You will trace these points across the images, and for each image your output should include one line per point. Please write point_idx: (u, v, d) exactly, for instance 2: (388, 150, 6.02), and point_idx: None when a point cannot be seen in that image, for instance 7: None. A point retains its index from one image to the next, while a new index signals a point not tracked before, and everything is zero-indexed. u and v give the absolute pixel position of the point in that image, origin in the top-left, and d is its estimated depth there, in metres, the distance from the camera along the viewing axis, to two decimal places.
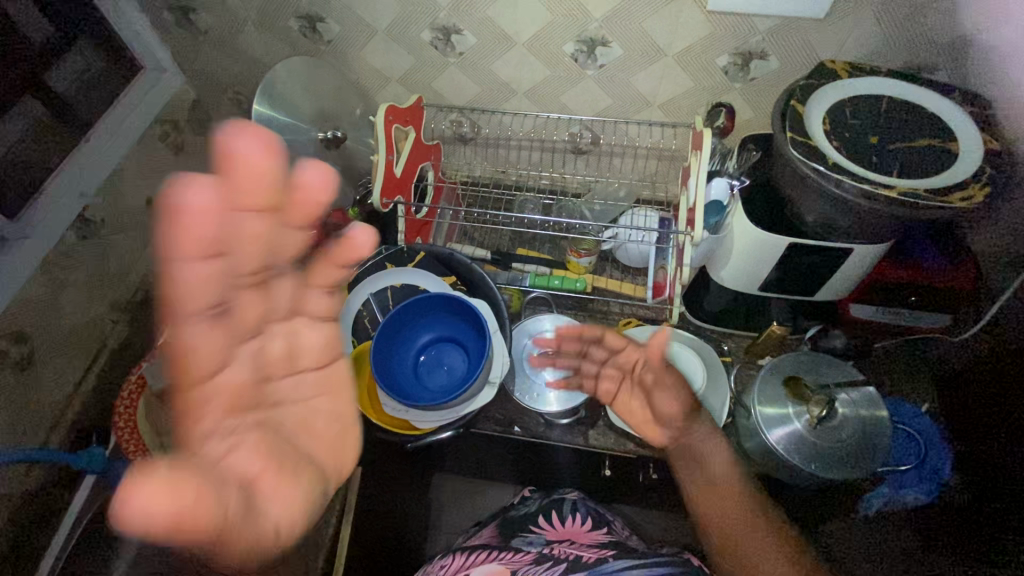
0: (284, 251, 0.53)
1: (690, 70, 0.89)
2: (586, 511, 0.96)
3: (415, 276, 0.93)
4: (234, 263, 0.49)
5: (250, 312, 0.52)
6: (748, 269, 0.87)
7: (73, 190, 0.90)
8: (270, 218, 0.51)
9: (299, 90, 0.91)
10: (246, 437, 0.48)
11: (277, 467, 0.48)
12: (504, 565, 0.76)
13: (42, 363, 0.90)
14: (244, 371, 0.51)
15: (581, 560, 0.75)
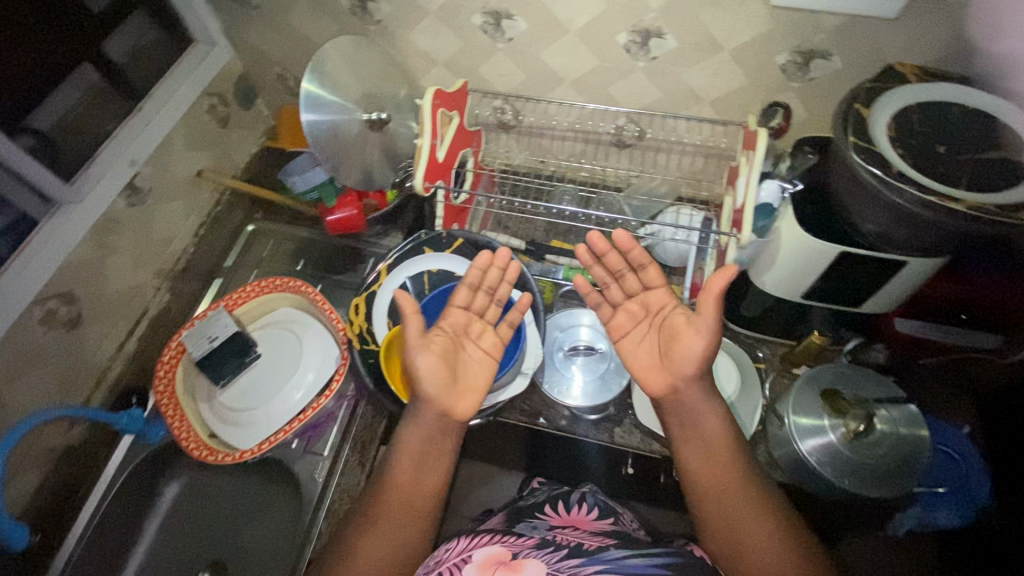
0: (488, 299, 0.78)
1: (746, 67, 0.86)
2: (595, 502, 0.94)
3: (450, 261, 0.93)
4: (467, 302, 0.77)
5: (456, 320, 0.75)
6: (792, 276, 0.84)
7: (122, 157, 0.93)
8: (490, 281, 0.79)
9: (348, 70, 0.92)
10: (426, 353, 0.68)
11: (441, 363, 0.68)
12: (507, 548, 0.68)
13: (89, 323, 0.92)
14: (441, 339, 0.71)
15: (583, 546, 0.69)
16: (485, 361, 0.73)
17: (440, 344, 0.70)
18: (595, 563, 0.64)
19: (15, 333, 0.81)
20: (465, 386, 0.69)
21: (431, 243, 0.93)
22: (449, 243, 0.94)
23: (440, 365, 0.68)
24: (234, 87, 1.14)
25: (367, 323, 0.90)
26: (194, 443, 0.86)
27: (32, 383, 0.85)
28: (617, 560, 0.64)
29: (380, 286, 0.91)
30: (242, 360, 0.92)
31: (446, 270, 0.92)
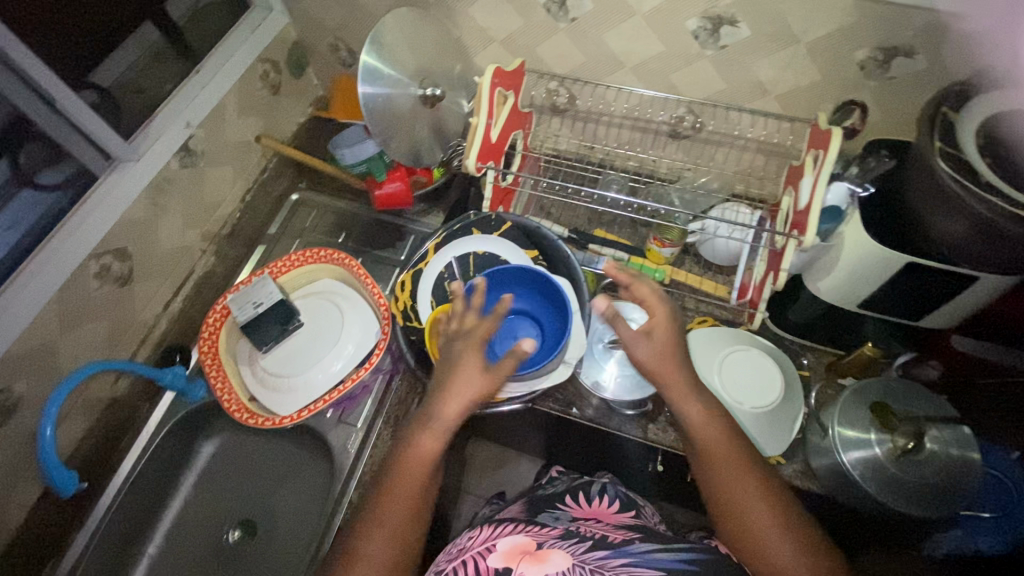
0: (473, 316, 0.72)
1: (822, 62, 0.81)
2: (614, 494, 0.94)
3: (497, 243, 0.92)
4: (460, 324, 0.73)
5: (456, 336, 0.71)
6: (851, 285, 0.81)
7: (179, 118, 0.93)
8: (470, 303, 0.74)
9: (404, 44, 0.91)
10: (446, 358, 0.69)
11: (444, 368, 0.68)
12: (532, 539, 0.69)
13: (139, 281, 0.94)
14: (450, 351, 0.70)
15: (608, 539, 0.69)
16: (475, 359, 0.67)
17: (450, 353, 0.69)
18: (620, 556, 0.64)
19: (71, 285, 0.82)
20: (460, 384, 0.65)
21: (480, 225, 0.93)
22: (497, 226, 0.93)
23: (443, 370, 0.68)
24: (288, 54, 1.14)
25: (410, 299, 0.91)
26: (235, 405, 0.89)
27: (84, 335, 0.87)
28: (642, 553, 0.64)
29: (427, 265, 0.91)
30: (284, 327, 0.93)
31: (492, 253, 0.92)
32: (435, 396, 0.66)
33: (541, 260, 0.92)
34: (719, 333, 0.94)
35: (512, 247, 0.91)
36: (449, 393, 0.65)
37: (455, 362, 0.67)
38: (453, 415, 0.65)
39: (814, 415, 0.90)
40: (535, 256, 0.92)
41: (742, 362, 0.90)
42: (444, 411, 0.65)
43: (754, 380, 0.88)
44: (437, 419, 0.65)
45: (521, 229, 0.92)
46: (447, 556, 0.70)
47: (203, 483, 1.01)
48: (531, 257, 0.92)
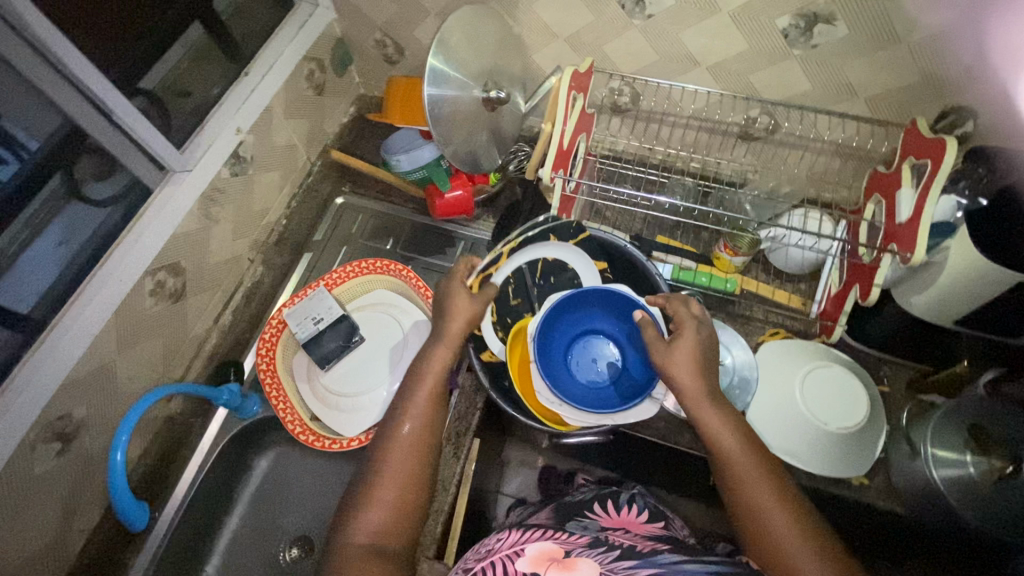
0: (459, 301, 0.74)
1: (922, 64, 0.76)
2: (644, 504, 0.85)
3: (571, 252, 0.89)
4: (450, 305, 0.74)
5: (444, 314, 0.73)
6: (953, 302, 0.76)
7: (230, 124, 0.88)
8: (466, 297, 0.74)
9: (467, 45, 0.86)
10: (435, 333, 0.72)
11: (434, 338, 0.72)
12: (560, 545, 0.60)
13: (192, 295, 0.90)
14: (442, 326, 0.73)
15: (636, 549, 0.60)
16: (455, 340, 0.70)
17: (441, 326, 0.73)
18: (646, 566, 0.54)
19: (128, 304, 0.79)
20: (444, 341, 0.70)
21: (556, 231, 0.90)
22: (571, 235, 0.90)
23: (434, 340, 0.72)
24: (332, 52, 1.08)
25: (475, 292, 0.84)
26: (299, 426, 0.84)
27: (140, 354, 0.83)
28: (671, 564, 0.54)
29: (497, 270, 0.87)
30: (346, 343, 0.90)
31: (563, 261, 0.90)
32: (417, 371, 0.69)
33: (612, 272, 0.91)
34: (796, 346, 0.91)
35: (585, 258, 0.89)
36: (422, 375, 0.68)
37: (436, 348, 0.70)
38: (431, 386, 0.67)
39: (900, 435, 0.87)
40: (604, 270, 0.91)
41: (824, 379, 0.86)
42: (418, 385, 0.67)
43: (840, 398, 0.85)
44: (445, 333, 0.71)
45: (596, 240, 0.90)
46: (475, 558, 0.63)
47: (257, 500, 0.97)
48: (601, 269, 0.91)
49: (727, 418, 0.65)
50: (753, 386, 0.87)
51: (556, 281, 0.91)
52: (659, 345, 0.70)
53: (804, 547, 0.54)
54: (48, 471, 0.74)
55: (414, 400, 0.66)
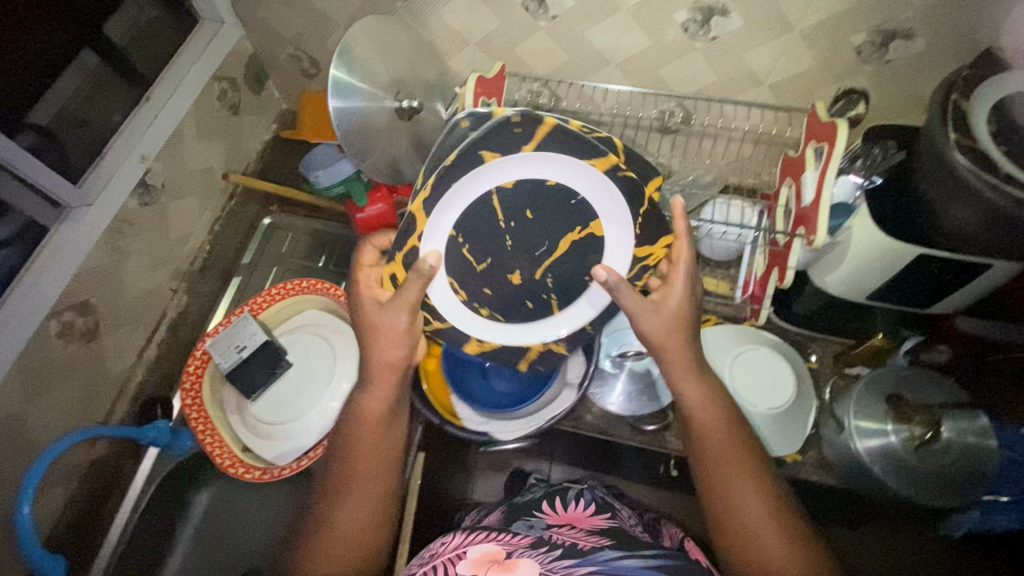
0: (394, 324, 0.64)
1: (816, 48, 0.78)
2: (591, 497, 0.82)
3: (553, 162, 0.64)
4: (387, 329, 0.64)
5: (378, 338, 0.64)
6: (861, 277, 0.79)
7: (132, 152, 0.85)
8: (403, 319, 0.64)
9: (374, 54, 0.84)
10: (370, 353, 0.65)
11: (368, 359, 0.65)
12: (501, 546, 0.61)
13: (107, 333, 0.87)
14: (374, 342, 0.65)
15: (577, 546, 0.62)
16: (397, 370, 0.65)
17: (373, 344, 0.65)
18: (587, 564, 0.57)
19: (32, 349, 0.75)
20: (376, 375, 0.65)
21: (495, 141, 0.62)
22: (524, 138, 0.62)
23: (367, 362, 0.65)
24: (244, 70, 1.05)
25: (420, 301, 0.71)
26: (229, 459, 0.83)
27: (54, 400, 0.79)
28: (610, 561, 0.58)
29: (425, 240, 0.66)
30: (273, 370, 0.88)
31: (589, 209, 0.68)
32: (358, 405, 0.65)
33: (625, 175, 0.64)
34: (728, 332, 0.92)
35: (575, 166, 0.65)
36: (362, 421, 0.64)
37: (376, 382, 0.65)
38: (377, 413, 0.64)
39: (828, 408, 0.89)
40: (614, 163, 0.64)
41: (752, 363, 0.88)
42: (360, 432, 0.63)
43: (770, 379, 0.86)
44: (385, 365, 0.65)
45: (572, 142, 0.62)
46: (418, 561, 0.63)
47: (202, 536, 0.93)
48: (600, 172, 0.64)
49: (708, 397, 0.66)
50: None
51: (531, 219, 0.68)
52: (648, 305, 0.66)
53: (771, 527, 0.58)
54: None
55: (359, 447, 0.63)
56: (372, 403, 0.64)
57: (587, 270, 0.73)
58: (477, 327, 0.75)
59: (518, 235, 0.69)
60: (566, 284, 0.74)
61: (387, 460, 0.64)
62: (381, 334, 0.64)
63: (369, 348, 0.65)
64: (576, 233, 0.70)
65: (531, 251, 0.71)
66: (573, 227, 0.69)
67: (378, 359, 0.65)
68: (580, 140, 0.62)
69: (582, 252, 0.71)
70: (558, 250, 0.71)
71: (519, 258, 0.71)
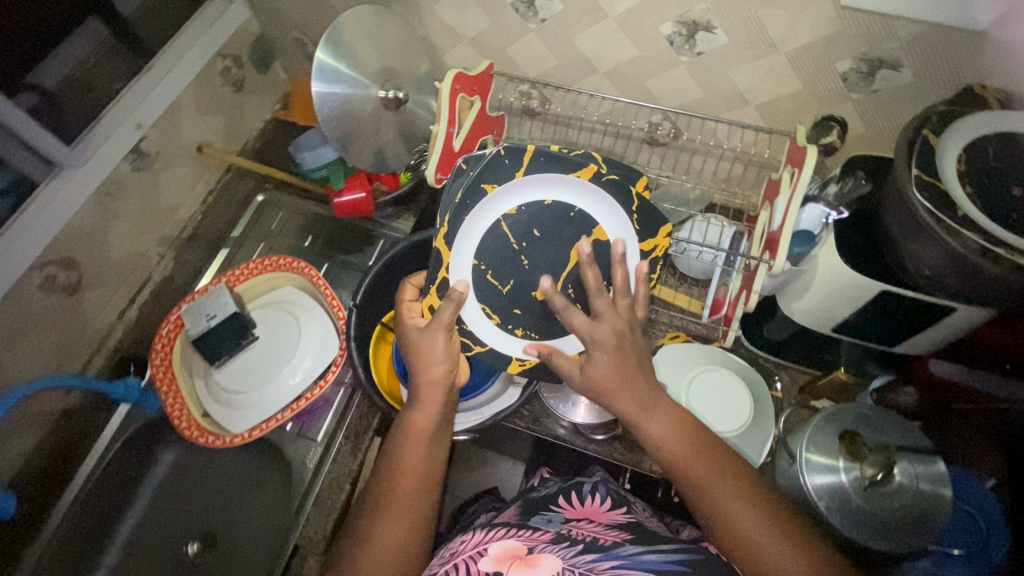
0: (437, 344, 0.65)
1: (802, 71, 0.77)
2: (606, 492, 0.81)
3: (544, 183, 0.70)
4: (431, 350, 0.65)
5: (424, 358, 0.66)
6: (826, 307, 0.77)
7: (128, 120, 0.88)
8: (443, 340, 0.65)
9: (365, 43, 0.86)
10: (417, 373, 0.66)
11: (414, 378, 0.66)
12: (524, 542, 0.63)
13: (89, 290, 0.91)
14: (423, 361, 0.66)
15: (598, 541, 0.61)
16: (441, 392, 0.66)
17: (420, 363, 0.66)
18: (609, 559, 0.56)
19: (13, 298, 0.79)
20: (425, 394, 0.65)
21: (491, 174, 0.69)
22: (514, 167, 0.69)
23: (414, 381, 0.66)
24: (250, 50, 1.08)
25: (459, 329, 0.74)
26: (186, 422, 0.85)
27: (31, 348, 0.83)
28: (630, 556, 0.56)
29: (450, 271, 0.71)
30: (239, 340, 0.91)
31: (590, 216, 0.71)
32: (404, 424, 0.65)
33: (609, 178, 0.69)
34: (691, 351, 0.91)
35: (565, 181, 0.70)
36: (409, 439, 0.64)
37: (420, 404, 0.66)
38: (423, 432, 0.64)
39: (784, 438, 0.87)
40: (596, 170, 0.69)
41: (710, 384, 0.87)
42: (407, 448, 0.63)
43: (725, 402, 0.85)
44: (429, 383, 0.66)
45: (556, 162, 0.69)
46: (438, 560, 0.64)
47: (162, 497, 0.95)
48: (585, 181, 0.69)
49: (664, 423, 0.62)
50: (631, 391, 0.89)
51: (540, 238, 0.72)
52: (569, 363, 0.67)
53: (769, 539, 0.55)
54: None
55: (403, 465, 0.62)
56: (419, 422, 0.65)
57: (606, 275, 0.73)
58: (515, 346, 0.75)
59: (533, 254, 0.72)
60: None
61: (430, 477, 0.63)
62: (427, 354, 0.66)
63: (417, 368, 0.66)
64: (584, 242, 0.72)
65: (550, 268, 0.72)
66: (580, 237, 0.72)
67: (424, 378, 0.66)
68: (562, 158, 0.68)
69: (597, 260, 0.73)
70: (571, 264, 0.72)
71: (540, 275, 0.73)
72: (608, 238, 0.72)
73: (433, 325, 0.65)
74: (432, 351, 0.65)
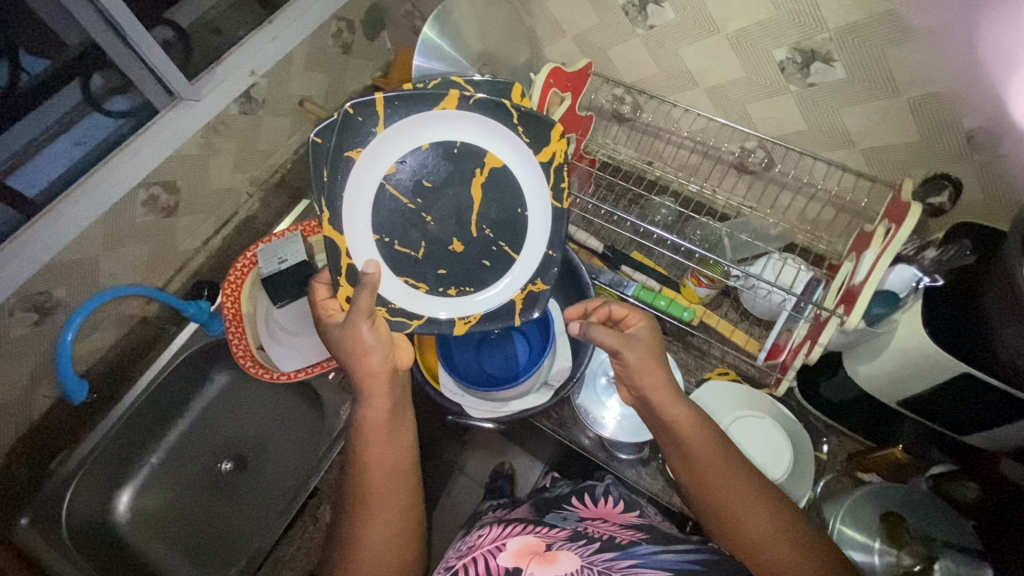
0: (365, 338, 0.64)
1: (923, 122, 0.71)
2: (619, 495, 0.80)
3: (412, 129, 0.67)
4: (363, 343, 0.64)
5: (359, 355, 0.64)
6: (896, 376, 0.71)
7: (244, 66, 0.94)
8: (369, 333, 0.64)
9: (471, 25, 0.87)
10: (358, 366, 0.65)
11: (356, 374, 0.65)
12: (540, 539, 0.64)
13: (183, 214, 0.99)
14: (360, 355, 0.65)
15: (614, 539, 0.64)
16: (385, 382, 0.65)
17: (355, 358, 0.64)
18: (626, 557, 0.60)
19: (119, 210, 0.87)
20: (369, 386, 0.65)
21: (352, 138, 0.66)
22: (372, 122, 0.66)
23: (356, 377, 0.65)
24: (364, 15, 1.13)
25: (387, 310, 0.71)
26: (242, 350, 0.93)
27: (126, 255, 0.92)
28: (647, 555, 0.60)
29: (351, 256, 0.68)
30: (303, 287, 0.96)
31: (477, 145, 0.69)
32: (360, 419, 0.65)
33: (477, 99, 0.66)
34: (739, 392, 0.87)
35: (429, 118, 0.67)
36: (367, 437, 0.64)
37: (365, 397, 0.65)
38: (377, 423, 0.65)
39: (819, 504, 0.82)
40: (460, 95, 0.66)
41: (752, 430, 0.83)
42: (368, 443, 0.64)
43: (761, 451, 0.81)
44: (370, 375, 0.65)
45: (416, 101, 0.66)
46: (459, 553, 0.67)
47: (209, 414, 1.04)
48: (453, 110, 0.66)
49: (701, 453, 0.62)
50: None
51: (433, 188, 0.69)
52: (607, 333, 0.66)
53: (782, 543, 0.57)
54: (24, 336, 0.84)
55: (373, 463, 0.63)
56: (371, 414, 0.65)
57: (515, 203, 0.70)
58: (452, 306, 0.72)
59: (433, 207, 0.70)
60: (507, 226, 0.71)
61: (399, 468, 0.65)
62: (360, 347, 0.64)
63: (353, 361, 0.65)
64: (480, 175, 0.69)
65: (455, 214, 0.70)
66: (474, 172, 0.69)
67: (362, 369, 0.65)
68: (421, 95, 0.65)
69: (498, 189, 0.70)
70: (479, 201, 0.70)
71: (447, 226, 0.70)
72: (502, 163, 0.69)
73: (351, 321, 0.64)
74: (360, 343, 0.64)
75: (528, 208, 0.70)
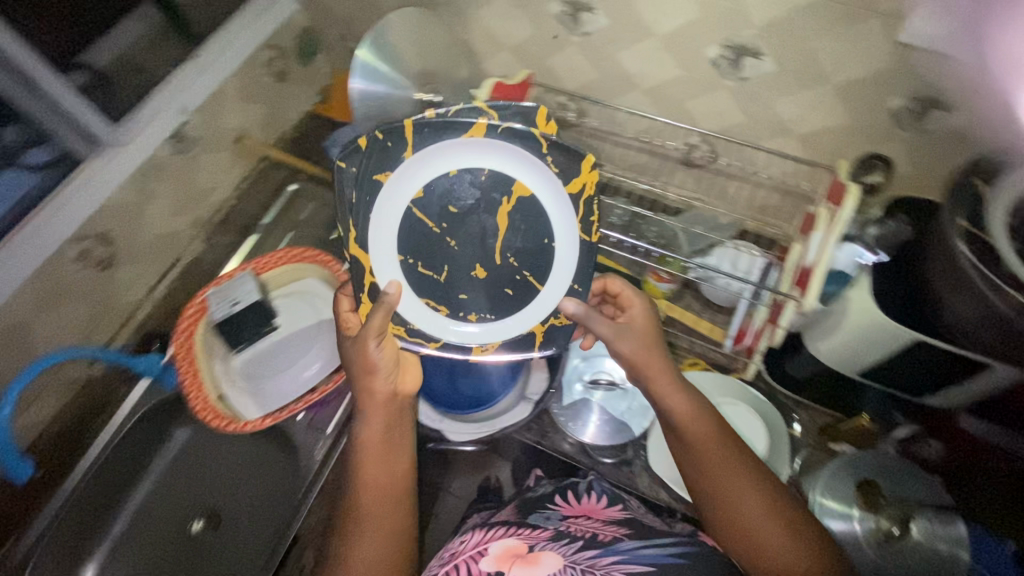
0: (376, 356, 0.63)
1: (851, 106, 0.74)
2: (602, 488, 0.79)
3: (437, 155, 0.63)
4: (374, 362, 0.63)
5: (366, 373, 0.64)
6: (855, 350, 0.74)
7: (174, 104, 0.90)
8: (378, 350, 0.63)
9: (408, 45, 0.86)
10: (362, 384, 0.65)
11: (360, 391, 0.65)
12: (522, 540, 0.64)
13: (122, 265, 0.93)
14: (364, 374, 0.64)
15: (597, 536, 0.65)
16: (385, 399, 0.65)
17: (361, 376, 0.64)
18: (609, 554, 0.61)
19: (50, 268, 0.81)
20: (369, 404, 0.65)
21: (379, 162, 0.62)
22: (402, 147, 0.62)
23: (360, 394, 0.65)
24: (296, 42, 1.09)
25: (405, 330, 0.68)
26: (201, 404, 0.87)
27: (63, 315, 0.86)
28: (631, 551, 0.61)
29: (375, 275, 0.66)
30: (261, 327, 0.92)
31: (506, 173, 0.64)
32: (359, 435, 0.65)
33: (505, 129, 0.61)
34: (711, 382, 0.89)
35: (461, 146, 0.62)
36: (369, 453, 0.64)
37: (365, 413, 0.65)
38: (376, 441, 0.64)
39: (797, 478, 0.84)
40: (488, 125, 0.61)
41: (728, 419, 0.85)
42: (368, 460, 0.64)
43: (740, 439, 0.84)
44: (374, 394, 0.64)
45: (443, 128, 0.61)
46: (440, 562, 0.65)
47: (174, 469, 0.95)
48: (480, 139, 0.61)
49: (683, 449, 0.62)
50: (638, 419, 0.89)
51: (457, 213, 0.66)
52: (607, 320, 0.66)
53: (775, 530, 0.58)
54: None
55: (370, 483, 0.63)
56: (373, 430, 0.65)
57: (542, 233, 0.65)
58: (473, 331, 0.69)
59: (458, 233, 0.66)
60: (531, 255, 0.66)
61: (398, 489, 0.64)
62: (369, 365, 0.64)
63: (359, 379, 0.64)
64: (505, 204, 0.65)
65: (479, 240, 0.67)
66: (501, 199, 0.65)
67: (366, 386, 0.64)
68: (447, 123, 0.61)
69: (527, 220, 0.65)
70: (504, 229, 0.66)
71: (470, 250, 0.67)
72: (530, 192, 0.64)
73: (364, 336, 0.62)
74: (369, 360, 0.63)
75: (556, 239, 0.65)
